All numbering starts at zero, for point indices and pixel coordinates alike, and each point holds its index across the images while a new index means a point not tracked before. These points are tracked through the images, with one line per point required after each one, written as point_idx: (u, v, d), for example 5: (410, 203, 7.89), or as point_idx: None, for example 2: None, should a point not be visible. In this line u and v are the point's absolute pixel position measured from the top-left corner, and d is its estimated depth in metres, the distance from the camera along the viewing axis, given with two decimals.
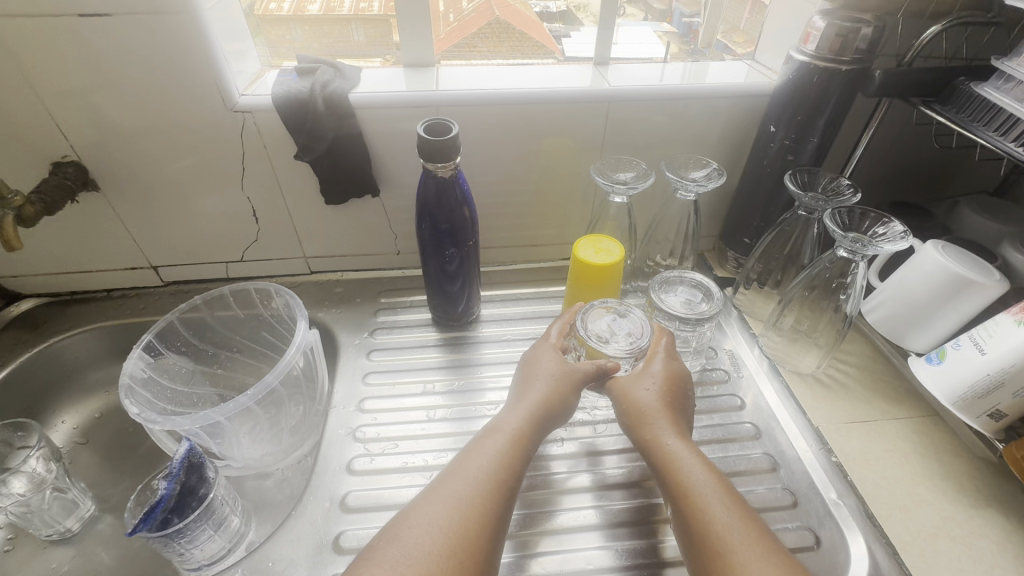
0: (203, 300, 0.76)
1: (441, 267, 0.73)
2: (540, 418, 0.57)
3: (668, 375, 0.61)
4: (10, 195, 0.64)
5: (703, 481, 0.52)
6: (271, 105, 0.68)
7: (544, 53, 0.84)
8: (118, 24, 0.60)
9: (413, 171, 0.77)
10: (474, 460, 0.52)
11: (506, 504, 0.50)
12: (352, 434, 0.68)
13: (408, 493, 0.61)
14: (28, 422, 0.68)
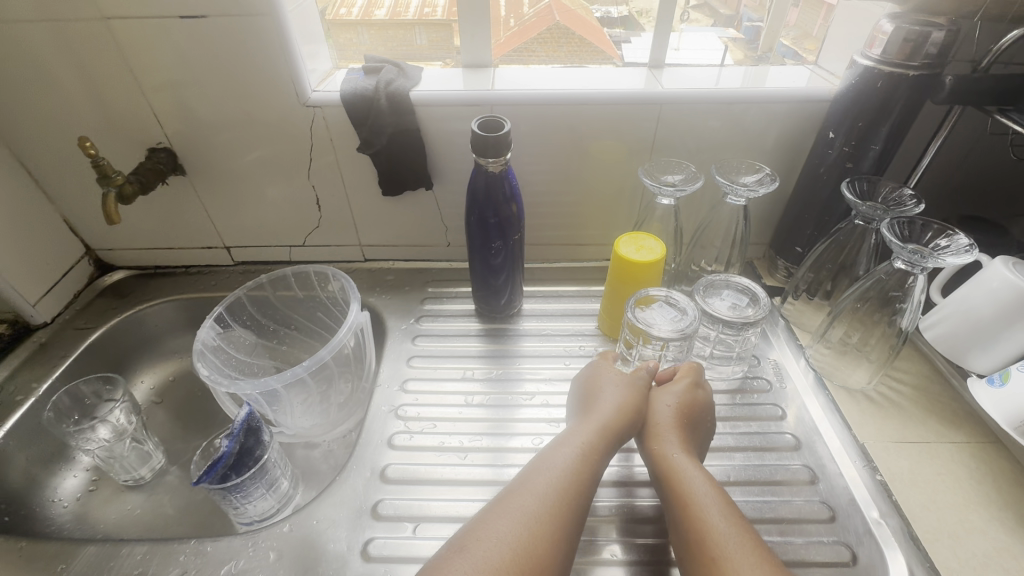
0: (267, 279, 0.83)
1: (486, 261, 0.76)
2: (611, 428, 0.58)
3: (691, 398, 0.63)
4: (115, 175, 0.70)
5: (704, 493, 0.53)
6: (339, 101, 0.73)
7: (602, 58, 0.85)
8: (211, 24, 0.67)
9: (465, 167, 0.80)
10: (541, 474, 0.53)
11: (576, 509, 0.51)
12: (394, 412, 0.72)
13: (442, 472, 0.64)
14: (115, 377, 0.76)
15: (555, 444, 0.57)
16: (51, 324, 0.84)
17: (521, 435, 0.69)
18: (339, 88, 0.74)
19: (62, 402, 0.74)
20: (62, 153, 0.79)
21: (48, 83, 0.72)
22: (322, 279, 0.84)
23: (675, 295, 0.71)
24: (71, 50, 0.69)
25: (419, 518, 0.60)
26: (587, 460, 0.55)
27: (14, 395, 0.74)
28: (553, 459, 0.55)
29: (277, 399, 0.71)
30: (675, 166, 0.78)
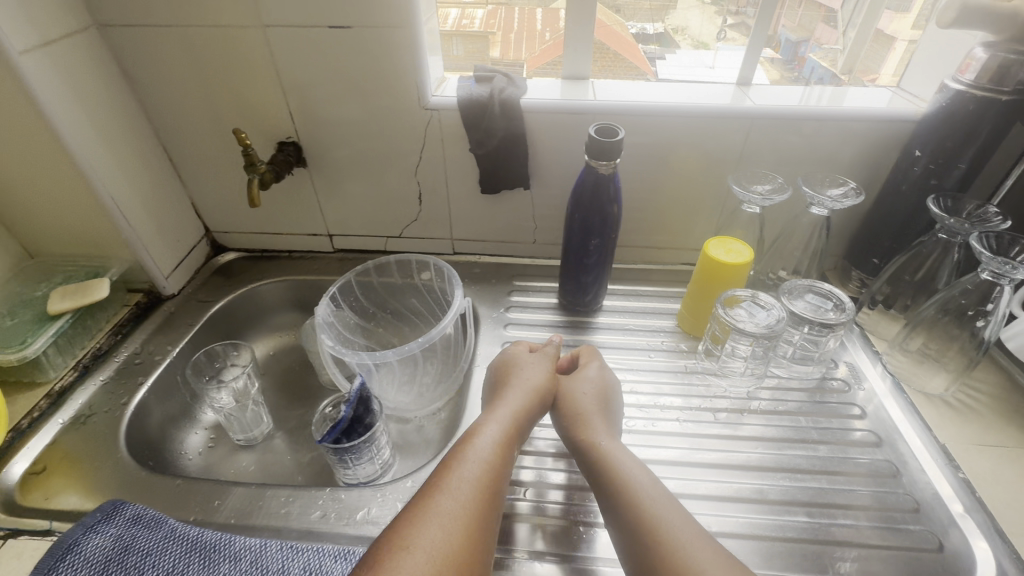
0: (374, 265, 0.90)
1: (580, 259, 0.83)
2: (521, 409, 0.64)
3: (601, 376, 0.70)
4: (258, 164, 0.79)
5: (637, 474, 0.57)
6: (456, 105, 0.81)
7: (637, 74, 0.91)
8: (354, 34, 0.74)
9: (561, 169, 0.87)
10: (468, 456, 0.56)
11: (493, 502, 0.54)
12: None
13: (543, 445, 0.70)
14: (241, 345, 0.85)
15: (473, 427, 0.61)
16: (178, 295, 0.93)
17: None
18: (456, 93, 0.81)
19: (201, 360, 0.84)
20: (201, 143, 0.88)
21: (201, 81, 0.81)
22: (427, 269, 0.91)
23: (762, 298, 0.75)
24: (228, 52, 0.77)
25: (524, 483, 0.66)
26: (501, 441, 0.59)
27: (154, 355, 0.82)
28: (474, 444, 0.58)
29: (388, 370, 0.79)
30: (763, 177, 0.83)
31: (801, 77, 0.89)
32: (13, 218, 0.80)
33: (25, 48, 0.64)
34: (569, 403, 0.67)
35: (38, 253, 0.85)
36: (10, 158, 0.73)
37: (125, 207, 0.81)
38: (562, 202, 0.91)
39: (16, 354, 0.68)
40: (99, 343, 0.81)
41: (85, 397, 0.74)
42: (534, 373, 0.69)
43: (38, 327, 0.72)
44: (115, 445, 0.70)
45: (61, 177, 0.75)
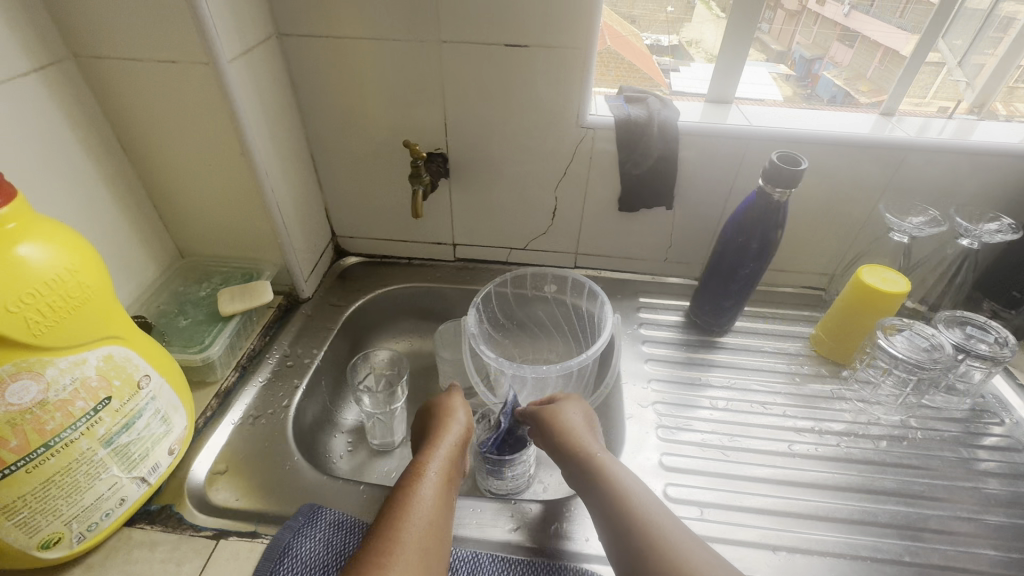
0: (512, 277, 0.92)
1: (725, 285, 0.85)
2: (435, 451, 0.68)
3: (583, 413, 0.72)
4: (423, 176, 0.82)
5: (644, 492, 0.60)
6: (613, 125, 0.82)
7: (653, 85, 0.91)
8: (530, 53, 0.76)
9: (704, 191, 0.88)
10: (412, 501, 0.60)
11: (444, 533, 0.58)
12: (650, 408, 0.79)
13: (716, 466, 0.71)
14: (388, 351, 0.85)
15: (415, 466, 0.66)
16: (312, 298, 0.94)
17: (772, 439, 0.75)
18: (611, 113, 0.83)
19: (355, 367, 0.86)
20: (349, 150, 0.91)
21: (364, 91, 0.83)
22: (570, 289, 0.93)
23: (919, 329, 0.78)
24: (398, 65, 0.80)
25: (704, 503, 0.66)
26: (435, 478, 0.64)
27: (303, 357, 0.84)
28: (421, 490, 0.62)
29: (542, 382, 0.81)
30: (918, 207, 0.83)
31: (814, 94, 0.92)
32: (174, 219, 0.81)
33: (234, 58, 0.65)
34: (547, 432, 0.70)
35: (190, 253, 0.86)
36: (190, 162, 0.74)
37: (284, 212, 0.82)
38: (696, 222, 0.92)
39: (201, 355, 0.69)
40: (252, 344, 0.82)
41: (249, 397, 0.76)
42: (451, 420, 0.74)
43: (213, 329, 0.73)
44: (288, 447, 0.71)
45: (235, 182, 0.76)
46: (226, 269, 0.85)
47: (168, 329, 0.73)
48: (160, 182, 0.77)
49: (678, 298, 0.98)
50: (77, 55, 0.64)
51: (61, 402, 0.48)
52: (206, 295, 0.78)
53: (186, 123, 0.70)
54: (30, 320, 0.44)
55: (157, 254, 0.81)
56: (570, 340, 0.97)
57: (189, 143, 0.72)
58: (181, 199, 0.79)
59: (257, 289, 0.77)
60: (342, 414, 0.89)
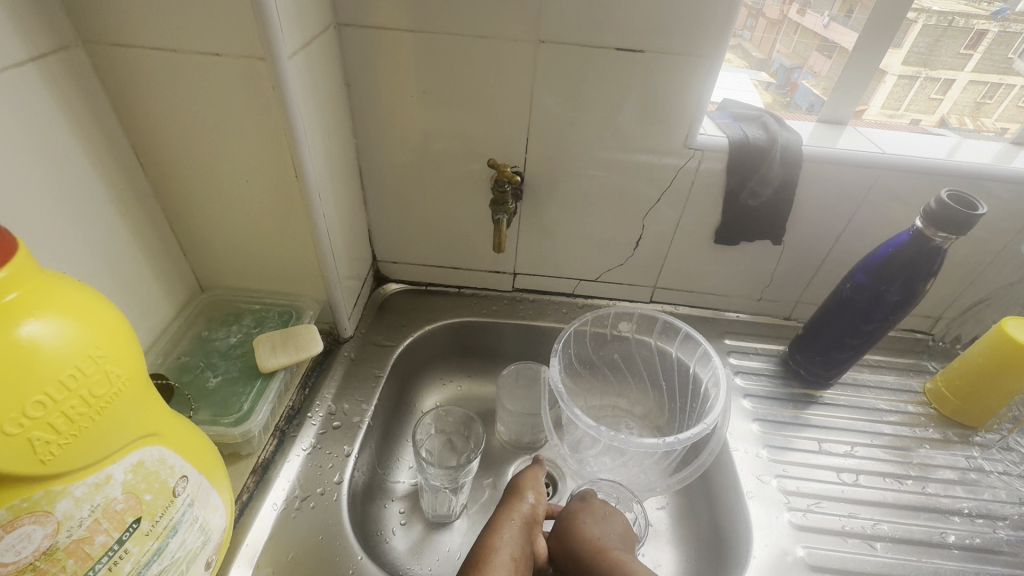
0: (592, 317, 0.82)
1: (843, 337, 0.73)
2: (505, 539, 0.57)
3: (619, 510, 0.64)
4: (507, 203, 0.70)
5: None
6: (727, 147, 0.70)
7: None
8: (643, 59, 0.64)
9: (814, 224, 0.77)
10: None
11: None
12: (773, 484, 0.67)
13: (865, 562, 0.60)
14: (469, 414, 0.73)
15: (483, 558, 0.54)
16: (353, 338, 0.79)
17: (914, 524, 0.64)
18: (724, 133, 0.71)
19: (426, 425, 0.73)
20: (404, 165, 0.77)
21: (431, 97, 0.70)
22: (659, 332, 0.84)
23: None
24: (478, 69, 0.67)
25: None
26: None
27: (351, 415, 0.69)
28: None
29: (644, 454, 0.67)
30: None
31: (793, 103, 0.83)
32: (197, 246, 0.67)
33: (293, 53, 0.52)
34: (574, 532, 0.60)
35: (212, 286, 0.71)
36: (224, 178, 0.60)
37: (333, 239, 0.68)
38: (800, 258, 0.81)
39: (242, 429, 0.55)
40: (290, 400, 0.67)
41: (292, 472, 0.61)
42: (527, 497, 0.62)
43: (251, 391, 0.58)
44: (347, 544, 0.57)
45: (279, 203, 0.62)
46: (257, 305, 0.71)
47: (193, 392, 0.57)
48: (183, 202, 0.63)
49: (770, 341, 0.87)
50: (89, 42, 0.50)
51: (76, 545, 0.33)
52: (237, 344, 0.63)
53: (225, 130, 0.56)
54: (38, 440, 0.30)
55: (175, 288, 0.66)
56: (654, 393, 0.86)
57: (226, 155, 0.58)
58: (207, 223, 0.65)
59: (305, 340, 0.62)
60: (395, 477, 0.75)
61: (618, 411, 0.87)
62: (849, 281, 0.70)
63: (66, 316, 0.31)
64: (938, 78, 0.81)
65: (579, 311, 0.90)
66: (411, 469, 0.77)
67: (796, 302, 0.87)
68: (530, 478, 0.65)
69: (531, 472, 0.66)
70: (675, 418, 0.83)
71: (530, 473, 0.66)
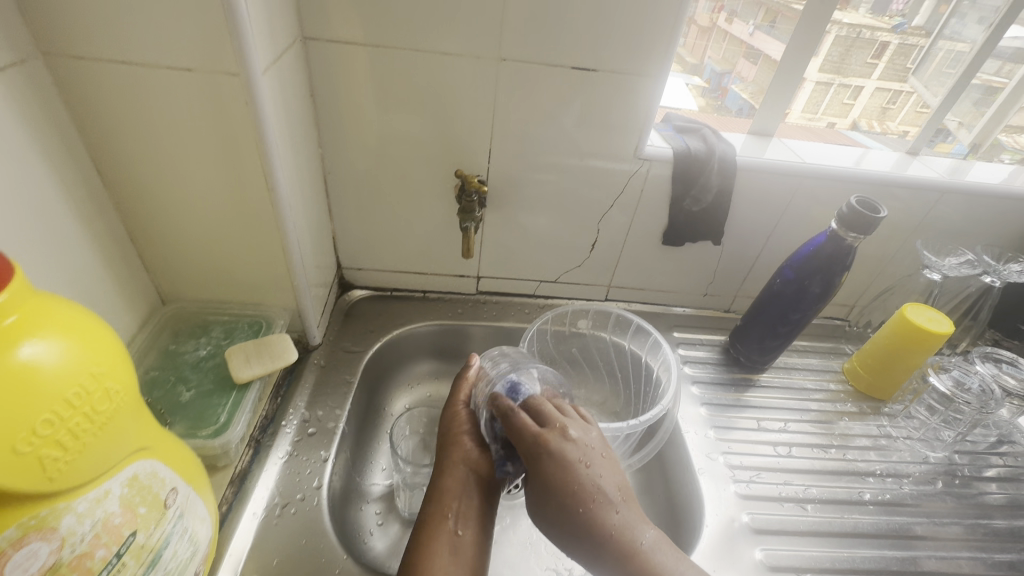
0: (552, 316, 0.86)
1: (773, 326, 0.82)
2: (451, 466, 0.61)
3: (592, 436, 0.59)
4: (475, 212, 0.74)
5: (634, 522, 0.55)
6: (672, 158, 0.77)
7: None
8: (597, 77, 0.70)
9: (748, 226, 0.86)
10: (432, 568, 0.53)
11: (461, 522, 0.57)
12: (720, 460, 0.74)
13: (800, 523, 0.68)
14: None
15: (433, 513, 0.58)
16: (322, 345, 0.80)
17: (838, 486, 0.73)
18: (668, 145, 0.78)
19: (399, 431, 0.77)
20: (369, 173, 0.79)
21: (397, 108, 0.72)
22: (613, 327, 0.89)
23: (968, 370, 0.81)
24: (443, 82, 0.70)
25: (801, 567, 0.64)
26: (455, 525, 0.57)
27: (326, 421, 0.71)
28: (432, 546, 0.55)
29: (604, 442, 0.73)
30: (952, 248, 0.86)
31: (724, 107, 0.93)
32: (158, 258, 0.66)
33: (266, 69, 0.53)
34: (561, 473, 0.54)
35: (174, 298, 0.69)
36: (189, 190, 0.60)
37: (302, 249, 0.69)
38: (737, 256, 0.90)
39: (221, 441, 0.55)
40: (264, 410, 0.68)
41: (271, 481, 0.62)
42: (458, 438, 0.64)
43: (227, 403, 0.59)
44: (331, 546, 0.58)
45: (248, 215, 0.62)
46: (224, 317, 0.70)
47: (167, 407, 0.57)
48: (144, 215, 0.62)
49: (713, 332, 0.96)
50: (48, 54, 0.49)
51: (79, 561, 0.34)
52: (209, 356, 0.63)
53: (192, 143, 0.56)
54: (46, 458, 0.31)
55: (137, 303, 0.65)
56: (609, 382, 0.91)
57: (192, 167, 0.58)
58: (169, 235, 0.64)
59: (279, 349, 0.63)
60: (370, 479, 0.77)
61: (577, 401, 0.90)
62: (778, 276, 0.79)
63: (64, 335, 0.32)
64: (850, 84, 0.92)
65: (540, 311, 0.95)
66: (386, 470, 0.79)
67: (735, 296, 0.96)
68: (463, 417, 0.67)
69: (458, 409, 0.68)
70: (629, 404, 0.88)
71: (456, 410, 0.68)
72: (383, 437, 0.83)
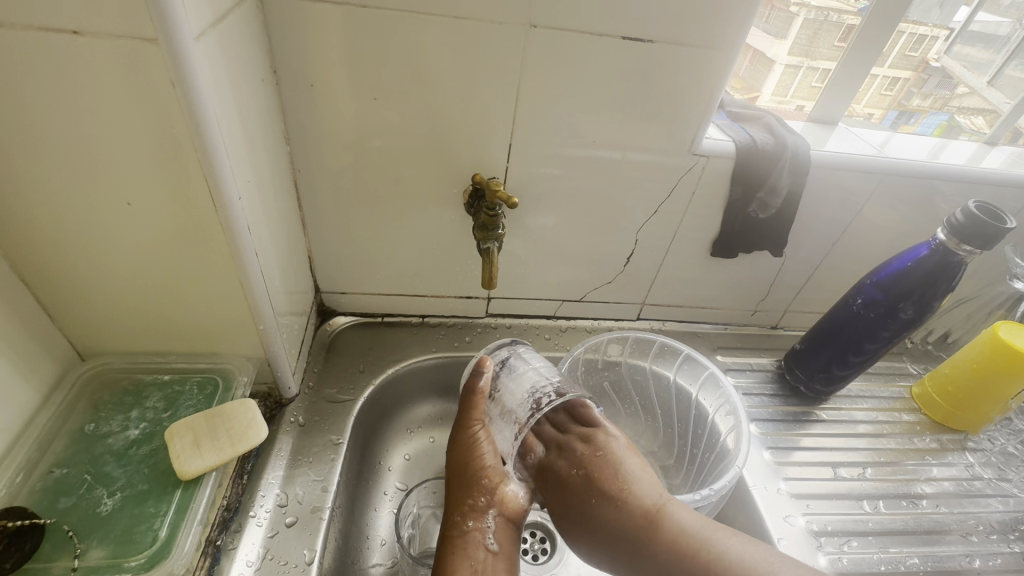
0: (582, 351, 0.72)
1: (845, 354, 0.69)
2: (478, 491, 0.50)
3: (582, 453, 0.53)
4: (497, 228, 0.58)
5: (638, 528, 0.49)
6: (733, 153, 0.62)
7: None
8: (651, 50, 0.54)
9: (811, 233, 0.73)
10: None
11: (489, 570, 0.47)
12: (801, 525, 0.62)
13: None
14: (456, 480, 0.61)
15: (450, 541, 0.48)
16: (300, 396, 0.63)
17: (932, 549, 0.63)
18: (727, 137, 0.63)
19: (411, 508, 0.62)
20: (355, 177, 0.61)
21: (390, 93, 0.55)
22: (653, 355, 0.75)
23: None
24: (450, 58, 0.53)
25: None
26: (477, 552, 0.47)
27: (309, 502, 0.54)
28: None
29: None
30: None
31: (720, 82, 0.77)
32: (64, 302, 0.48)
33: (200, 34, 0.36)
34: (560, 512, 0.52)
35: (96, 353, 0.52)
36: (98, 212, 0.42)
37: (270, 281, 0.52)
38: (793, 266, 0.77)
39: (158, 575, 0.38)
40: (224, 499, 0.51)
41: None
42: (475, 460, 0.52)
43: (168, 510, 0.42)
44: None
45: (187, 242, 0.45)
46: (167, 374, 0.53)
47: (79, 524, 0.40)
48: (37, 247, 0.44)
49: (762, 354, 0.82)
50: None
51: None
52: (143, 439, 0.46)
53: (94, 143, 0.38)
54: None
55: (37, 365, 0.47)
56: (646, 418, 0.76)
57: (99, 179, 0.40)
58: (76, 271, 0.46)
59: (243, 425, 0.46)
60: (368, 561, 0.61)
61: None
62: (859, 296, 0.66)
63: None
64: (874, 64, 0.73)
65: (562, 335, 0.80)
66: (387, 545, 0.63)
67: (785, 310, 0.83)
68: (481, 438, 0.53)
69: (474, 427, 0.54)
70: (671, 445, 0.73)
71: (472, 431, 0.54)
72: (381, 501, 0.66)
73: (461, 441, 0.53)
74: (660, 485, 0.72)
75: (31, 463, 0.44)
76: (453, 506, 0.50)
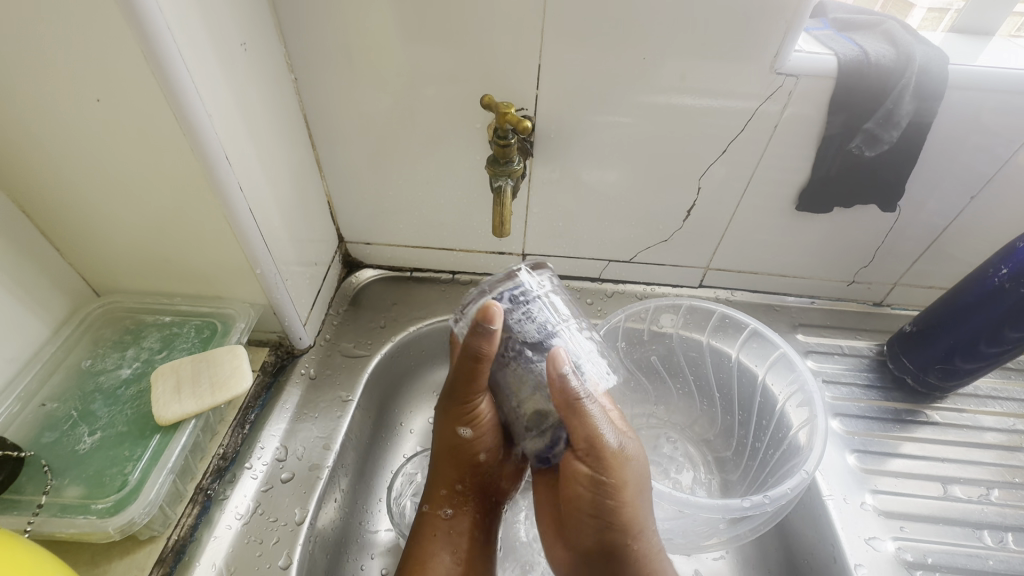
0: (624, 318, 0.62)
1: (973, 343, 0.53)
2: (448, 458, 0.48)
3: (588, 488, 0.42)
4: (515, 162, 0.51)
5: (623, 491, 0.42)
6: (831, 73, 0.48)
7: None
8: None
9: (942, 184, 0.56)
10: None
11: (467, 539, 0.47)
12: (888, 554, 0.49)
13: None
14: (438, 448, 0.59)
15: (432, 520, 0.47)
16: (314, 348, 0.60)
17: None
18: (827, 51, 0.49)
19: (407, 472, 0.57)
20: (365, 112, 0.55)
21: (395, 8, 0.47)
22: (713, 329, 0.63)
23: None
24: None
25: None
26: (456, 535, 0.47)
27: (309, 459, 0.51)
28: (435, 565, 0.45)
29: (684, 516, 0.49)
30: None
31: None
32: (69, 239, 0.47)
33: None
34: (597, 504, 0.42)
35: (109, 290, 0.51)
36: (72, 138, 0.40)
37: (265, 222, 0.48)
38: (910, 227, 0.60)
39: (118, 521, 0.38)
40: (221, 447, 0.50)
41: (219, 555, 0.44)
42: (472, 441, 0.46)
43: (142, 455, 0.41)
44: None
45: (168, 171, 0.41)
46: (169, 317, 0.52)
47: (56, 461, 0.41)
48: (27, 178, 0.42)
49: (859, 336, 0.67)
50: None
51: None
52: (131, 379, 0.47)
53: (49, 57, 0.35)
54: None
55: (46, 301, 0.47)
56: (701, 401, 0.64)
57: (66, 103, 0.37)
58: (71, 203, 0.44)
59: (226, 372, 0.46)
60: (374, 525, 0.56)
61: (652, 425, 0.65)
62: (1003, 266, 0.50)
63: None
64: None
65: (607, 300, 0.70)
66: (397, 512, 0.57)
67: (894, 283, 0.67)
68: (482, 415, 0.46)
69: (474, 400, 0.45)
70: (730, 434, 0.62)
71: (469, 404, 0.45)
72: (397, 463, 0.61)
73: (455, 419, 0.46)
74: (713, 480, 0.61)
75: (29, 394, 0.44)
76: (431, 486, 0.48)
